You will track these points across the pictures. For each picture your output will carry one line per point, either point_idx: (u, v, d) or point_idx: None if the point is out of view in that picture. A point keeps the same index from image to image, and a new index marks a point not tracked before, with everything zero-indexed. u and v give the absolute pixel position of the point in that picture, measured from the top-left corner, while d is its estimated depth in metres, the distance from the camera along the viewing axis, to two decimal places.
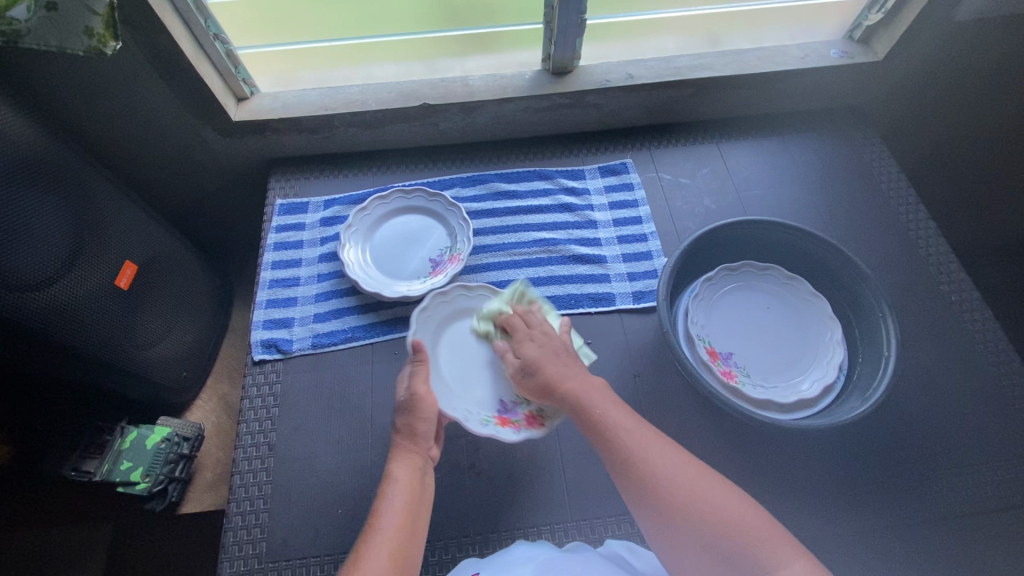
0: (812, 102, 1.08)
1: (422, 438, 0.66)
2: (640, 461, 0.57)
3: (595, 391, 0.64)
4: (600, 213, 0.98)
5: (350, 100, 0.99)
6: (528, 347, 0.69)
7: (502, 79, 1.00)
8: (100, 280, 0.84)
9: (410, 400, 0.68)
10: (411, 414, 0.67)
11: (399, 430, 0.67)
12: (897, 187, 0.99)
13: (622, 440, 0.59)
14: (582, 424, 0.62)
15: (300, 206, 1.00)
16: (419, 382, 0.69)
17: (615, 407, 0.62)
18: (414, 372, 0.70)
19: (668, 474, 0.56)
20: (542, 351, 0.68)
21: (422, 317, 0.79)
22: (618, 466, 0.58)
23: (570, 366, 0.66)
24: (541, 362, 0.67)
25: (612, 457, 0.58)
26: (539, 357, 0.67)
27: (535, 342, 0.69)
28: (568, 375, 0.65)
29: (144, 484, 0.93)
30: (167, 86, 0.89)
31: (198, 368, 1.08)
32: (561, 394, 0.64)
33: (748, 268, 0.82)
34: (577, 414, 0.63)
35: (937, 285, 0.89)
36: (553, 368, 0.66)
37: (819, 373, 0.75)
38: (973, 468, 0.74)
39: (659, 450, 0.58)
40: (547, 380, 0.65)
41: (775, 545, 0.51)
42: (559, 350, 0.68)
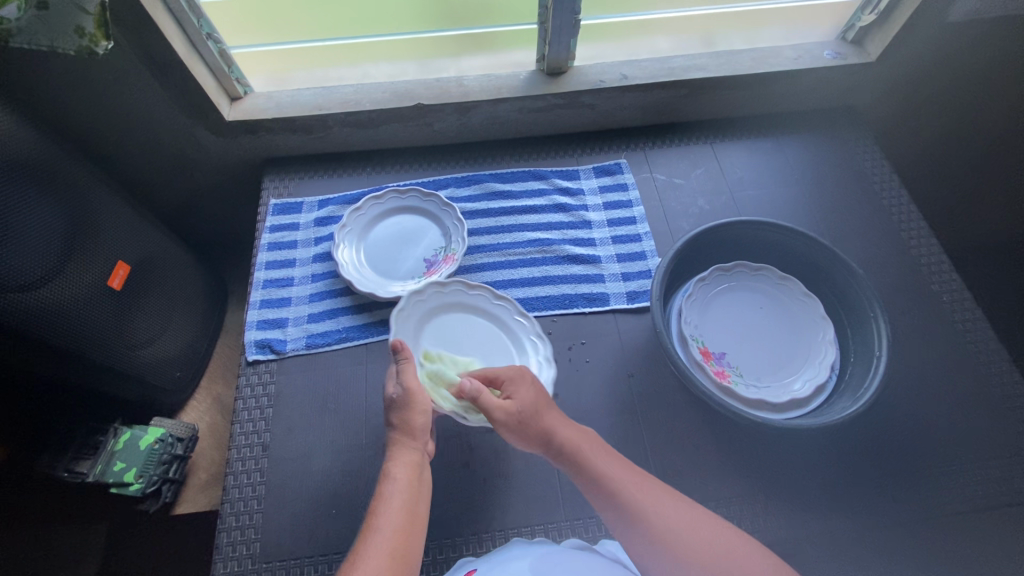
0: (805, 103, 1.09)
1: (421, 434, 0.66)
2: (635, 502, 0.58)
3: (585, 436, 0.65)
4: (594, 213, 0.99)
5: (345, 99, 0.99)
6: (524, 389, 0.66)
7: (496, 79, 1.00)
8: (92, 280, 0.83)
9: (405, 395, 0.66)
10: (408, 409, 0.66)
11: (395, 427, 0.67)
12: (889, 188, 1.00)
13: (618, 483, 0.60)
14: (575, 474, 0.62)
15: (294, 206, 0.99)
16: (411, 376, 0.67)
17: (607, 455, 0.63)
18: (403, 369, 0.68)
19: (663, 515, 0.57)
20: (538, 397, 0.66)
21: (401, 319, 0.79)
22: (611, 507, 0.59)
23: (560, 415, 0.66)
24: (537, 410, 0.65)
25: (605, 499, 0.59)
26: (536, 403, 0.65)
27: (527, 386, 0.67)
28: (564, 425, 0.65)
29: (138, 486, 0.94)
30: (160, 85, 0.89)
31: (192, 368, 1.07)
32: (559, 443, 0.63)
33: (742, 269, 0.83)
34: (570, 465, 0.62)
35: (929, 286, 0.89)
36: (550, 417, 0.65)
37: (811, 373, 0.76)
38: (963, 466, 0.75)
39: (653, 491, 0.59)
40: (548, 429, 0.64)
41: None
42: (548, 397, 0.68)
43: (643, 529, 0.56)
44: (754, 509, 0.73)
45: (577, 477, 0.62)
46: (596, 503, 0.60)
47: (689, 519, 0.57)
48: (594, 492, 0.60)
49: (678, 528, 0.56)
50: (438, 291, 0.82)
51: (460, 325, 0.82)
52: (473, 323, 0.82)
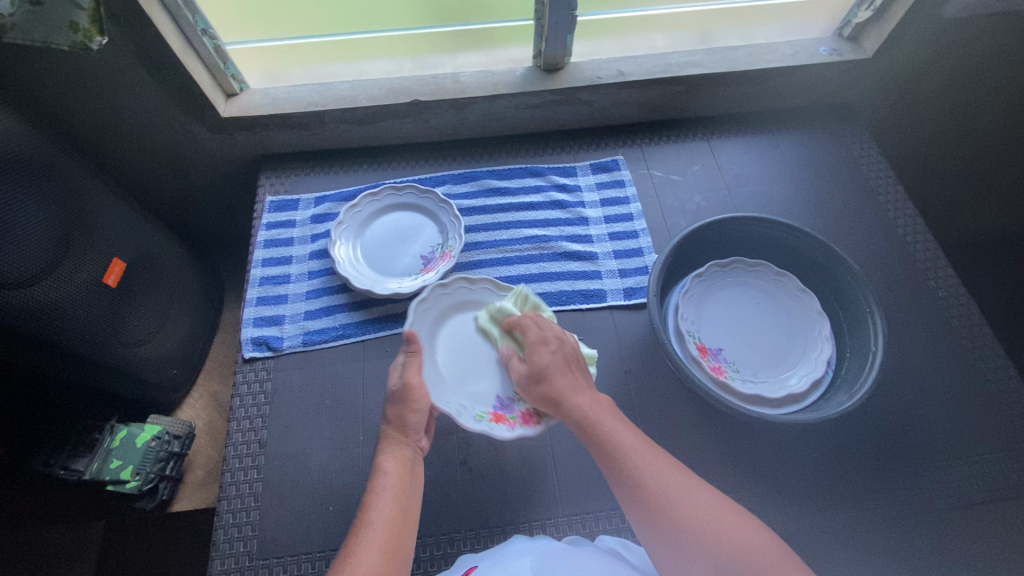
0: (802, 99, 1.09)
1: (412, 430, 0.66)
2: (644, 476, 0.57)
3: (601, 406, 0.65)
4: (591, 209, 0.99)
5: (341, 96, 0.98)
6: (542, 354, 0.70)
7: (493, 75, 1.00)
8: (88, 278, 0.83)
9: (402, 390, 0.68)
10: (403, 405, 0.67)
11: (389, 422, 0.67)
12: (885, 185, 1.00)
13: (627, 453, 0.60)
14: (586, 438, 0.63)
15: (290, 203, 0.99)
16: (413, 371, 0.69)
17: (621, 425, 0.63)
18: (407, 363, 0.69)
19: (671, 491, 0.56)
20: (553, 361, 0.69)
21: (421, 308, 0.78)
22: (621, 480, 0.59)
23: (578, 381, 0.68)
24: (552, 374, 0.68)
25: (615, 471, 0.59)
26: (548, 367, 0.69)
27: (548, 350, 0.70)
28: (578, 391, 0.67)
29: (134, 483, 0.93)
30: (154, 82, 0.88)
31: (189, 365, 1.07)
32: (566, 406, 0.65)
33: (738, 265, 0.83)
34: (582, 430, 0.63)
35: (924, 282, 0.90)
36: (563, 382, 0.67)
37: (807, 369, 0.76)
38: (958, 461, 0.75)
39: (664, 466, 0.58)
40: (554, 392, 0.66)
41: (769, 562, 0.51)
42: (570, 363, 0.70)
43: (649, 504, 0.56)
44: (750, 504, 0.73)
45: (590, 446, 0.62)
46: (608, 475, 0.60)
47: (698, 498, 0.55)
48: (606, 463, 0.60)
49: (686, 506, 0.55)
50: (465, 286, 0.81)
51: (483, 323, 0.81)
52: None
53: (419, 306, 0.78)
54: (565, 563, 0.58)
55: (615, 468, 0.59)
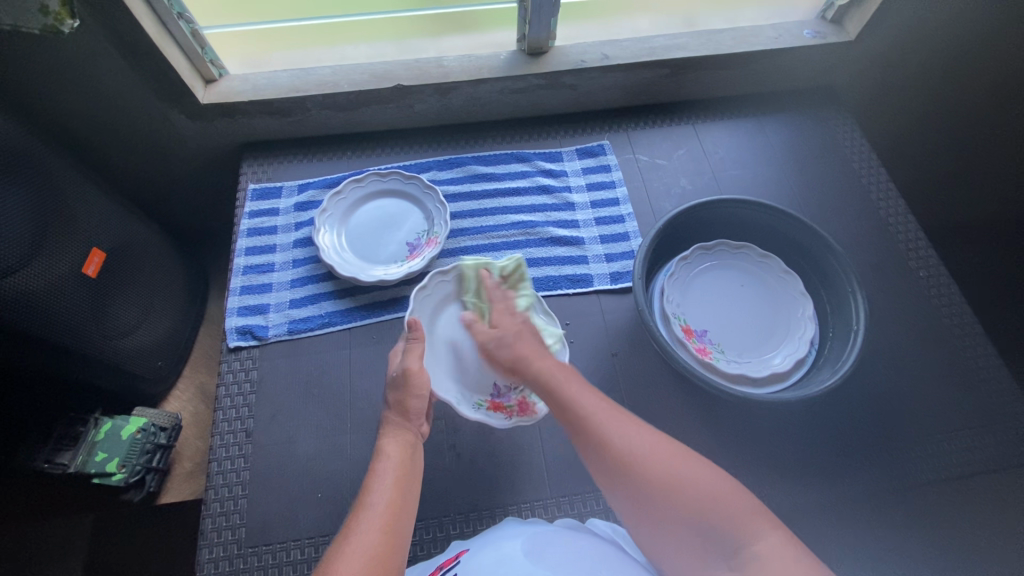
0: (786, 83, 1.09)
1: (414, 415, 0.66)
2: (602, 432, 0.56)
3: (567, 370, 0.62)
4: (578, 195, 0.98)
5: (323, 81, 0.97)
6: (508, 319, 0.65)
7: (477, 59, 0.99)
8: (68, 268, 0.82)
9: (402, 375, 0.67)
10: (403, 391, 0.67)
11: (391, 407, 0.67)
12: (867, 167, 1.01)
13: (592, 416, 0.57)
14: (552, 406, 0.60)
15: (273, 191, 0.98)
16: (413, 357, 0.68)
17: (587, 390, 0.60)
18: (409, 349, 0.69)
19: (632, 446, 0.55)
20: (519, 327, 0.65)
21: (421, 296, 0.79)
22: (581, 438, 0.57)
23: (542, 347, 0.64)
24: (517, 339, 0.63)
25: (577, 432, 0.57)
26: (516, 332, 0.64)
27: (513, 317, 0.66)
28: (544, 356, 0.63)
29: (121, 475, 0.92)
30: (130, 67, 0.86)
31: (173, 358, 1.06)
32: (535, 372, 0.61)
33: (723, 247, 0.83)
34: (547, 396, 0.60)
35: (905, 263, 0.91)
36: (529, 346, 0.63)
37: (790, 349, 0.77)
38: (938, 437, 0.77)
39: (626, 422, 0.57)
40: (521, 357, 0.62)
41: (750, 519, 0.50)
42: (535, 330, 0.66)
43: (615, 464, 0.55)
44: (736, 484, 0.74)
45: (556, 413, 0.59)
46: (572, 435, 0.58)
47: (662, 453, 0.54)
48: (570, 426, 0.58)
49: (648, 459, 0.54)
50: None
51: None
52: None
53: (420, 293, 0.79)
54: (559, 545, 0.59)
55: (574, 429, 0.58)
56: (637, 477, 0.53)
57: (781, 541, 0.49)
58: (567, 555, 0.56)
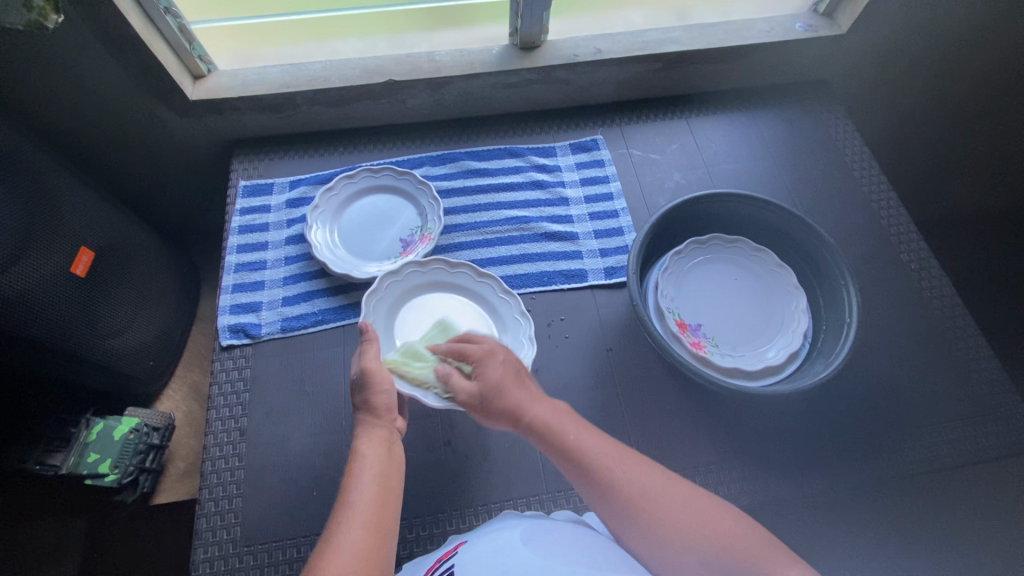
0: (779, 76, 1.09)
1: (383, 412, 0.65)
2: (615, 477, 0.57)
3: (560, 414, 0.63)
4: (571, 189, 0.98)
5: (314, 77, 0.96)
6: (490, 369, 0.65)
7: (469, 54, 0.98)
8: (56, 267, 0.81)
9: (363, 375, 0.66)
10: (368, 390, 0.66)
11: (360, 408, 0.66)
12: (859, 160, 1.02)
13: (602, 461, 0.58)
14: (552, 453, 0.61)
15: (264, 187, 0.97)
16: (370, 357, 0.67)
17: (586, 433, 0.61)
18: (365, 350, 0.68)
19: (647, 493, 0.56)
20: (503, 374, 0.64)
21: (374, 299, 0.79)
22: (592, 487, 0.58)
23: (531, 390, 0.65)
24: (505, 387, 0.63)
25: (585, 477, 0.58)
26: (500, 381, 0.64)
27: (494, 363, 0.65)
28: (536, 402, 0.64)
29: (114, 476, 0.92)
30: (117, 63, 0.85)
31: (166, 357, 1.05)
32: (529, 420, 0.62)
33: (717, 241, 0.83)
34: (546, 444, 0.61)
35: (898, 255, 0.91)
36: (519, 393, 0.64)
37: (784, 342, 0.77)
38: (930, 428, 0.77)
39: (639, 467, 0.58)
40: (512, 407, 0.63)
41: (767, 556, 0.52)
42: (518, 371, 0.66)
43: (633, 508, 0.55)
44: (732, 476, 0.74)
45: (558, 460, 0.60)
46: (578, 483, 0.59)
47: (674, 493, 0.56)
48: (574, 473, 0.59)
49: (664, 501, 0.55)
50: (418, 271, 0.82)
51: (437, 306, 0.81)
52: (453, 302, 0.82)
53: (371, 298, 0.78)
54: (557, 535, 0.58)
55: (586, 480, 0.58)
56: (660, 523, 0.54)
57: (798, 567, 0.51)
58: (566, 544, 0.56)
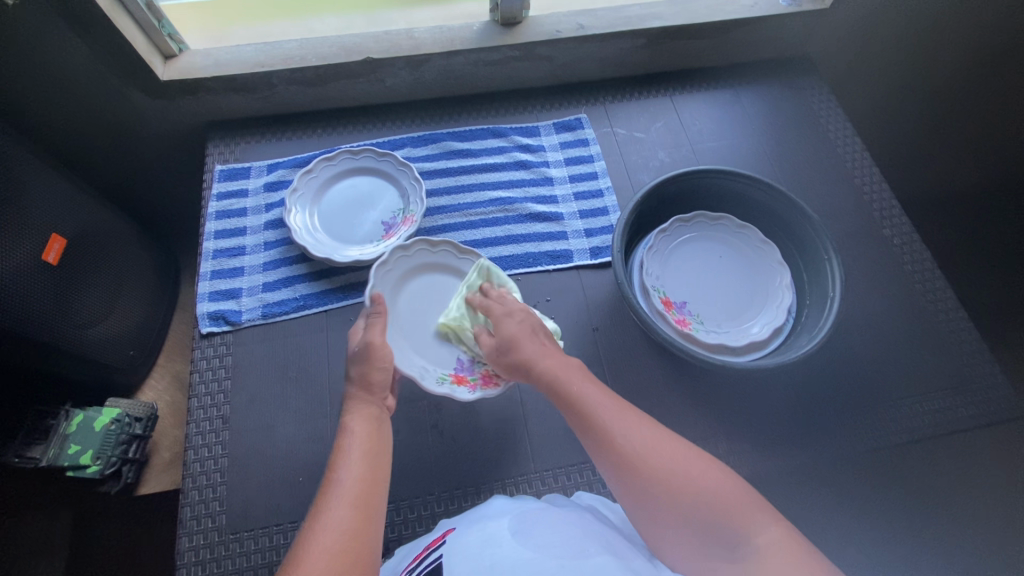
0: (763, 53, 1.08)
1: (378, 388, 0.65)
2: (608, 428, 0.57)
3: (571, 367, 0.64)
4: (555, 169, 0.97)
5: (288, 55, 0.93)
6: (508, 323, 0.68)
7: (449, 31, 0.96)
8: (26, 255, 0.78)
9: (363, 349, 0.66)
10: (366, 364, 0.65)
11: (354, 381, 0.66)
12: (843, 136, 1.01)
13: (598, 413, 0.59)
14: (556, 400, 0.62)
15: (241, 171, 0.95)
16: (375, 331, 0.67)
17: (588, 383, 0.62)
18: (371, 324, 0.69)
19: (639, 448, 0.55)
20: (520, 329, 0.67)
21: (382, 271, 0.77)
22: (587, 435, 0.58)
23: (546, 346, 0.66)
24: (518, 340, 0.66)
25: (582, 427, 0.59)
26: (515, 334, 0.67)
27: (513, 319, 0.69)
28: (549, 355, 0.65)
29: (96, 467, 0.89)
30: (82, 43, 0.82)
31: (146, 347, 1.03)
32: (538, 371, 0.64)
33: (701, 219, 0.83)
34: (552, 392, 0.63)
35: (881, 230, 0.92)
36: (532, 346, 0.66)
37: (768, 317, 0.77)
38: (911, 399, 0.78)
39: (634, 422, 0.58)
40: (524, 359, 0.65)
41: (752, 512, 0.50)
42: (536, 329, 0.68)
43: (624, 462, 0.55)
44: (718, 451, 0.75)
45: (559, 405, 0.62)
46: (578, 431, 0.60)
47: (666, 450, 0.55)
48: (575, 420, 0.60)
49: (653, 456, 0.55)
50: (428, 250, 0.80)
51: (439, 287, 0.79)
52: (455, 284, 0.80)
53: (380, 270, 0.77)
54: (547, 525, 0.56)
55: (585, 429, 0.59)
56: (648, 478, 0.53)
57: (782, 532, 0.49)
58: (558, 534, 0.55)
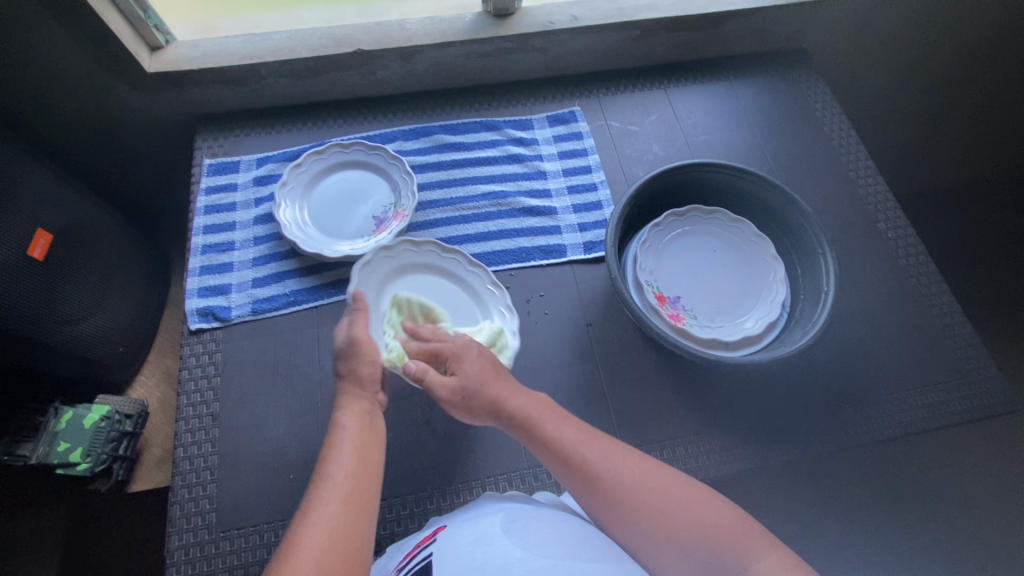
0: (759, 45, 1.07)
1: (368, 382, 0.65)
2: (593, 465, 0.57)
3: (539, 404, 0.63)
4: (549, 163, 0.96)
5: (278, 47, 0.92)
6: (466, 364, 0.66)
7: (442, 22, 0.95)
8: (11, 251, 0.77)
9: (349, 345, 0.66)
10: (355, 359, 0.65)
11: (344, 377, 0.65)
12: (838, 130, 1.01)
13: (579, 450, 0.58)
14: (532, 443, 0.61)
15: (230, 165, 0.93)
16: (359, 327, 0.67)
17: (563, 422, 0.61)
18: (353, 320, 0.68)
19: (629, 484, 0.55)
20: (481, 369, 0.66)
21: (365, 270, 0.76)
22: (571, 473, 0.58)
23: (507, 380, 0.66)
24: (482, 382, 0.64)
25: (566, 469, 0.58)
26: (479, 375, 0.65)
27: (470, 358, 0.66)
28: (514, 392, 0.64)
29: (86, 465, 0.88)
30: (67, 34, 0.81)
31: (135, 343, 1.02)
32: (508, 413, 0.63)
33: (696, 213, 0.82)
34: (526, 435, 0.61)
35: (875, 224, 0.91)
36: (497, 386, 0.64)
37: (762, 312, 0.77)
38: (905, 394, 0.78)
39: (618, 455, 0.58)
40: (492, 400, 0.63)
41: (748, 541, 0.51)
42: (494, 363, 0.67)
43: (616, 500, 0.55)
44: (711, 447, 0.74)
45: (536, 448, 0.61)
46: (561, 475, 0.59)
47: (654, 480, 0.56)
48: (556, 465, 0.59)
49: (641, 488, 0.55)
50: (412, 249, 0.79)
51: (421, 288, 0.78)
52: (439, 285, 0.79)
53: (363, 268, 0.75)
54: (539, 524, 0.56)
55: (569, 471, 0.58)
56: (645, 514, 0.53)
57: (780, 558, 0.50)
58: (551, 534, 0.54)
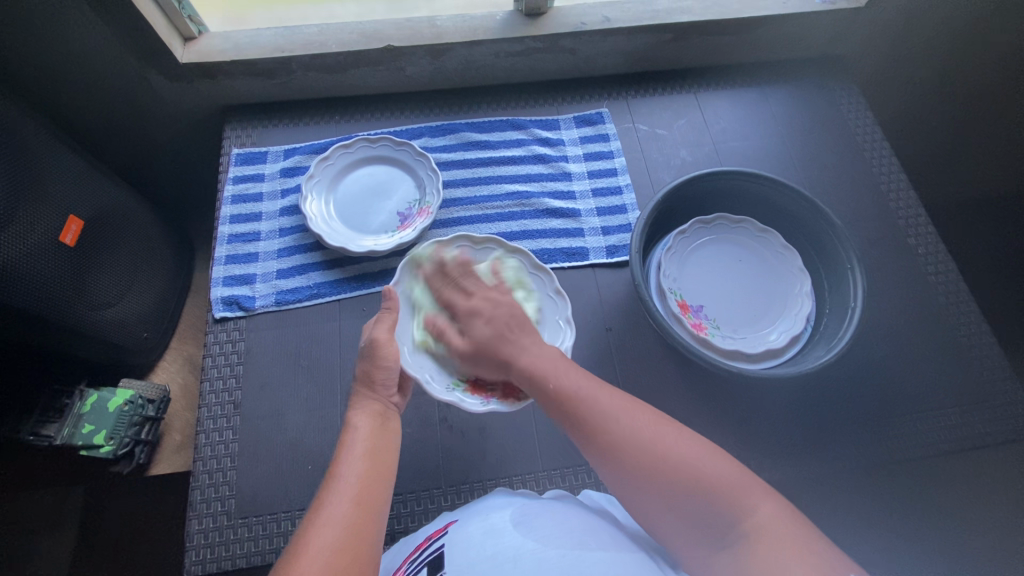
0: (792, 51, 1.05)
1: (381, 385, 0.64)
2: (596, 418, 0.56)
3: (549, 357, 0.63)
4: (575, 164, 0.96)
5: (309, 41, 0.92)
6: (477, 328, 0.66)
7: (472, 20, 0.95)
8: (44, 236, 0.78)
9: (369, 345, 0.65)
10: (370, 361, 0.64)
11: (359, 378, 0.65)
12: (870, 140, 0.99)
13: (581, 399, 0.58)
14: (541, 397, 0.61)
15: (257, 156, 0.94)
16: (381, 327, 0.66)
17: (568, 372, 0.61)
18: (380, 318, 0.67)
19: (634, 439, 0.54)
20: (492, 332, 0.65)
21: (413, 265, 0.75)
22: (575, 427, 0.57)
23: (522, 337, 0.65)
24: (494, 342, 0.65)
25: (570, 420, 0.58)
26: (489, 337, 0.65)
27: (483, 321, 0.66)
28: (527, 350, 0.63)
29: (109, 447, 0.89)
30: (105, 25, 0.82)
31: (159, 329, 1.03)
32: (517, 369, 0.62)
33: (722, 221, 0.81)
34: (535, 388, 0.61)
35: (905, 239, 0.89)
36: (509, 345, 0.64)
37: (786, 325, 0.76)
38: (928, 413, 0.77)
39: (622, 406, 0.57)
40: (502, 359, 0.64)
41: (754, 494, 0.50)
42: (509, 323, 0.66)
43: (620, 453, 0.54)
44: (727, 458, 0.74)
45: (544, 402, 0.60)
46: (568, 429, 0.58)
47: (658, 434, 0.54)
48: (562, 418, 0.59)
49: (646, 444, 0.53)
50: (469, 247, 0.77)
51: None
52: None
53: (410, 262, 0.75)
54: (547, 517, 0.56)
55: (572, 423, 0.58)
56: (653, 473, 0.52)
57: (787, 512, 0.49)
58: (560, 526, 0.54)
